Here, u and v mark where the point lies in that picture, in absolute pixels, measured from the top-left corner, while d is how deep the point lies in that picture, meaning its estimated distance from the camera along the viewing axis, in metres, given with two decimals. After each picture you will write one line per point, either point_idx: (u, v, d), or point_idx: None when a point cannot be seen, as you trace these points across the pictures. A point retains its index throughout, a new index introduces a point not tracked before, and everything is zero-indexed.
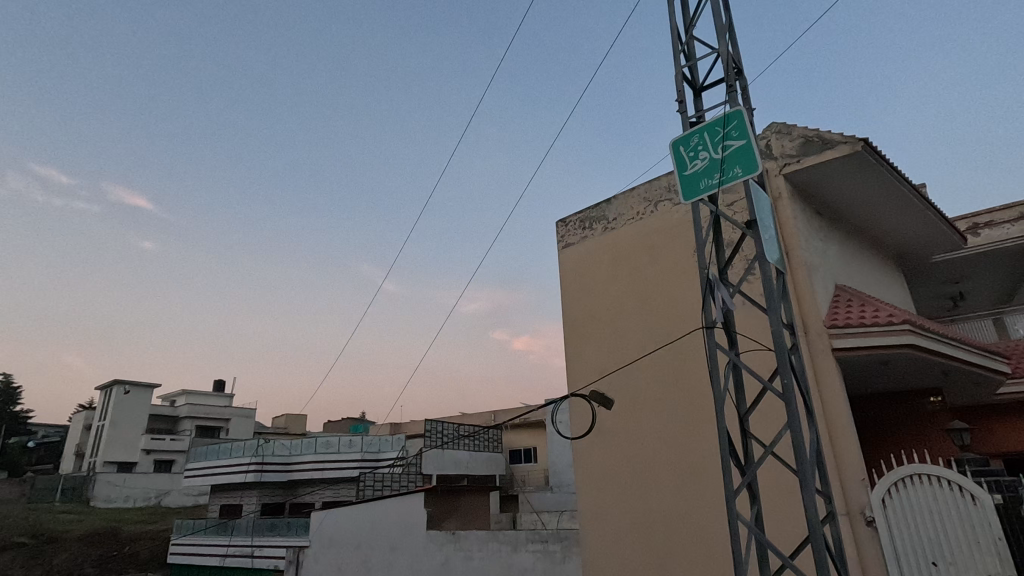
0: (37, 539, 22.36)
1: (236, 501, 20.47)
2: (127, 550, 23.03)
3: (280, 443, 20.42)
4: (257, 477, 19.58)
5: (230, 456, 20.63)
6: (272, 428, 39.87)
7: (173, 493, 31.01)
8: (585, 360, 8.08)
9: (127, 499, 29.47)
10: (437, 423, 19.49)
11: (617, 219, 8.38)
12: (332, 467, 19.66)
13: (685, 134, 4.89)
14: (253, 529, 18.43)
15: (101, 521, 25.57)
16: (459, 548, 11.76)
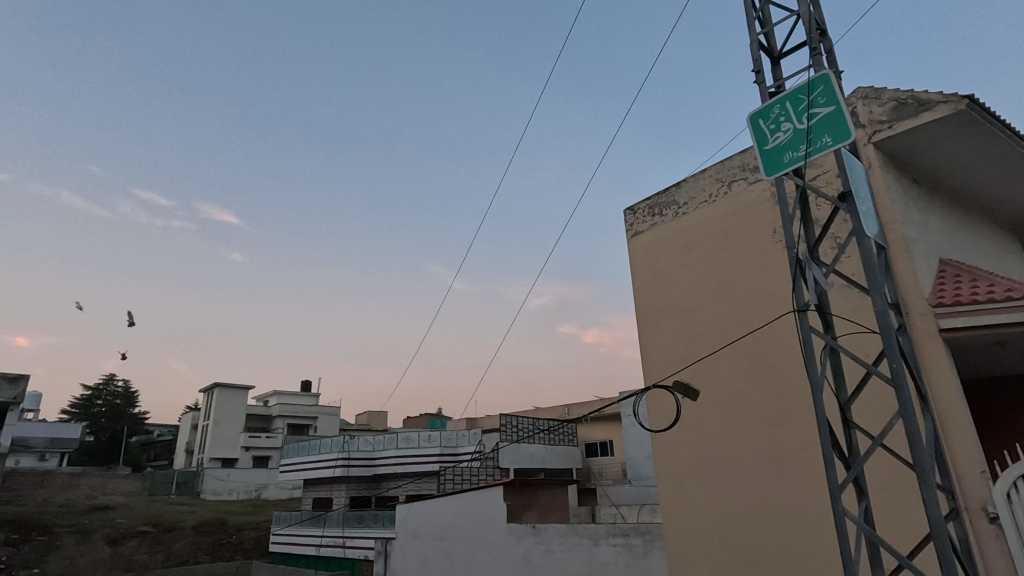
0: (158, 528, 24.54)
1: (327, 494, 21.67)
2: (234, 540, 24.99)
3: (364, 439, 21.35)
4: (344, 472, 20.65)
5: (319, 452, 21.85)
6: (356, 424, 41.86)
7: (271, 487, 33.38)
8: (662, 351, 7.81)
9: (231, 492, 31.98)
10: (512, 417, 19.68)
11: (688, 203, 8.05)
12: (413, 461, 20.30)
13: (763, 106, 4.59)
14: (343, 521, 19.41)
15: (210, 512, 27.88)
16: (539, 541, 11.80)
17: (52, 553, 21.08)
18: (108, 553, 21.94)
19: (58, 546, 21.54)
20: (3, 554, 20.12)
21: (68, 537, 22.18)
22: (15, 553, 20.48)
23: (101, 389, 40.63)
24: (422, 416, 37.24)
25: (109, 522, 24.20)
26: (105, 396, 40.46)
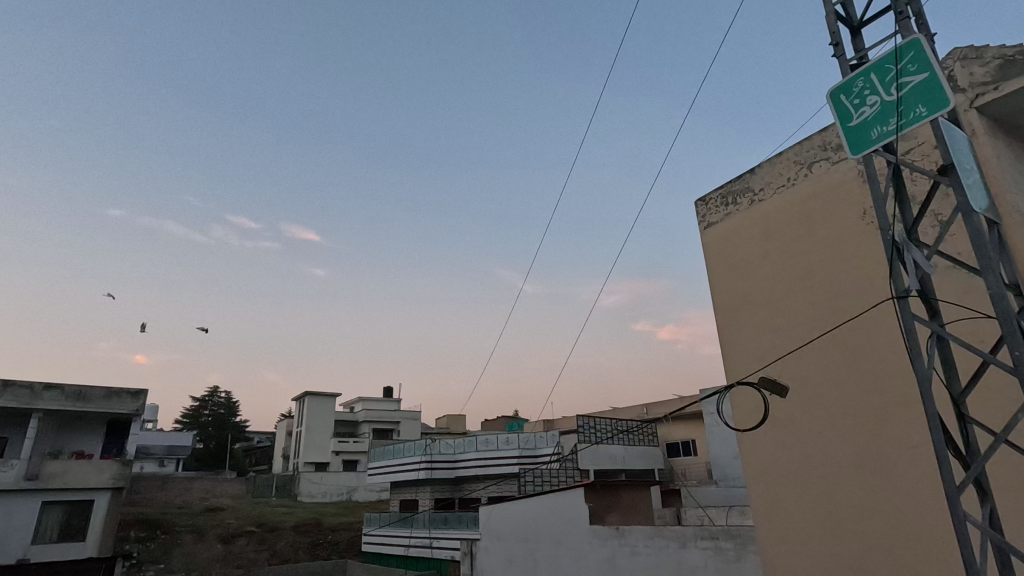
0: (262, 528, 26.38)
1: (413, 496, 22.42)
2: (329, 540, 26.42)
3: (445, 442, 21.90)
4: (428, 474, 21.26)
5: (403, 456, 22.63)
6: (436, 428, 43.06)
7: (360, 489, 35.03)
8: (744, 346, 7.46)
9: (325, 494, 33.84)
10: (589, 418, 19.47)
11: (765, 189, 7.66)
12: (493, 463, 20.58)
13: (845, 81, 4.29)
14: (429, 522, 20.01)
15: (307, 513, 29.65)
16: (624, 544, 11.59)
17: (174, 550, 23.19)
18: (221, 551, 23.85)
19: (179, 543, 23.66)
20: (134, 550, 22.39)
21: (187, 536, 24.31)
22: (144, 549, 22.72)
23: (207, 401, 44.44)
24: (500, 419, 37.69)
25: (220, 522, 26.29)
26: (211, 407, 44.33)
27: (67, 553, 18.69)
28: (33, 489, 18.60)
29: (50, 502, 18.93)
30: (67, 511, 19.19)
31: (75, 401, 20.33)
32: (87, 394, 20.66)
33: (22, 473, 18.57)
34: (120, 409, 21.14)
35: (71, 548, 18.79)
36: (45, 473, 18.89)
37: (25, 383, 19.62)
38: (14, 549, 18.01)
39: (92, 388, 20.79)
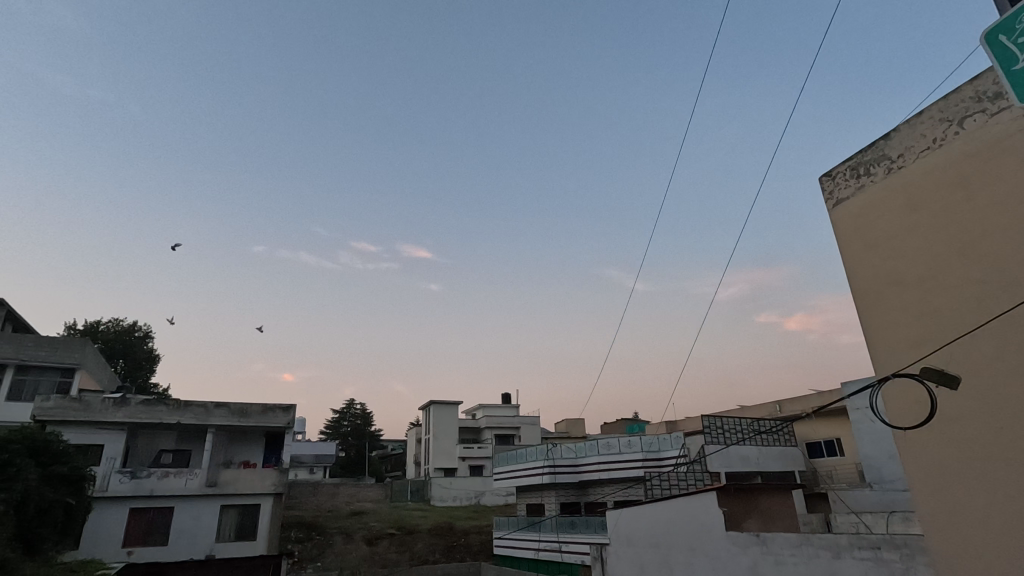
0: (401, 530, 28.12)
1: (539, 501, 22.62)
2: (463, 542, 27.57)
3: (566, 447, 21.88)
4: (552, 479, 21.31)
5: (526, 461, 22.90)
6: (556, 432, 43.34)
7: (488, 494, 36.13)
8: (897, 331, 6.62)
9: (455, 499, 35.34)
10: (716, 419, 18.43)
11: (904, 154, 6.82)
12: (617, 467, 20.18)
13: (1003, 21, 3.71)
14: (557, 526, 20.10)
15: (440, 516, 31.19)
16: (767, 552, 10.79)
17: (328, 550, 25.45)
18: (367, 552, 25.75)
19: (331, 544, 25.93)
20: (295, 549, 24.89)
21: (337, 537, 26.57)
22: (302, 549, 25.18)
23: (345, 413, 48.52)
24: (619, 422, 37.01)
25: (365, 525, 28.41)
26: (349, 418, 48.40)
27: (243, 551, 21.31)
28: (212, 494, 21.41)
29: (226, 506, 21.69)
30: (240, 514, 21.84)
31: (239, 417, 23.13)
32: (248, 410, 23.42)
33: (204, 480, 21.47)
34: (274, 422, 23.71)
35: (245, 546, 21.36)
36: (221, 480, 21.71)
37: (200, 402, 22.72)
38: (202, 546, 20.83)
39: (251, 405, 23.54)
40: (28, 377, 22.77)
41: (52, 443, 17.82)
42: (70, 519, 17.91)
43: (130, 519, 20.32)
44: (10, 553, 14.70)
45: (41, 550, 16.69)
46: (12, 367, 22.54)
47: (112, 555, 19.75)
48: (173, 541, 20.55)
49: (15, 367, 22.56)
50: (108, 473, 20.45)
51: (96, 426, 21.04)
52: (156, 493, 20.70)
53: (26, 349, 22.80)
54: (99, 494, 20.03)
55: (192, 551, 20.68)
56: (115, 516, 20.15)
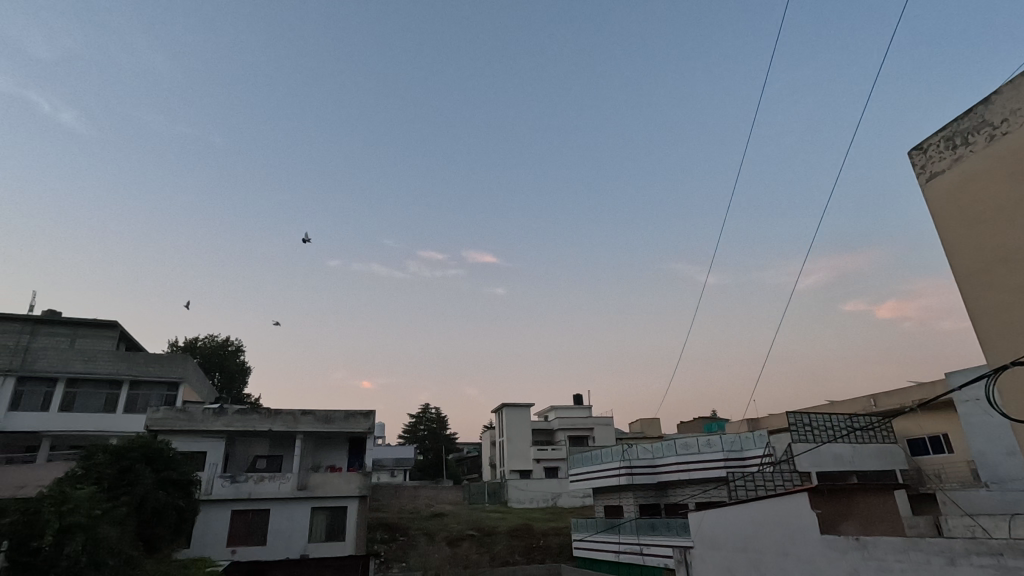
0: (481, 532, 28.55)
1: (617, 502, 22.26)
2: (542, 544, 27.63)
3: (643, 447, 21.40)
4: (629, 480, 20.89)
5: (601, 462, 22.60)
6: (631, 433, 42.56)
7: (564, 496, 36.00)
8: (1008, 314, 6.03)
9: (532, 501, 35.49)
10: (804, 415, 17.42)
11: (1009, 119, 6.21)
12: (697, 467, 19.51)
13: None
14: (638, 528, 19.70)
15: (518, 518, 31.41)
16: (869, 558, 10.06)
17: (412, 551, 26.25)
18: (449, 553, 26.33)
19: (415, 545, 26.75)
20: (381, 549, 25.86)
21: (420, 538, 27.37)
22: (388, 549, 26.12)
23: (422, 417, 50.03)
24: (697, 420, 35.82)
25: (445, 527, 29.08)
26: (425, 422, 49.87)
27: (334, 551, 22.41)
28: (303, 497, 22.67)
29: (317, 508, 22.88)
30: (329, 515, 22.98)
31: (323, 423, 24.36)
32: (332, 416, 24.62)
33: (295, 484, 22.77)
34: (356, 428, 24.77)
35: (335, 546, 22.46)
36: (311, 484, 22.94)
37: (288, 410, 24.14)
38: (297, 546, 22.09)
39: (334, 411, 24.72)
40: (140, 391, 25.10)
41: (163, 451, 19.54)
42: (181, 521, 19.54)
43: (232, 520, 21.89)
44: (134, 551, 16.25)
45: (159, 549, 18.30)
46: (127, 383, 24.91)
47: (219, 553, 21.36)
48: (271, 541, 21.93)
49: (129, 383, 24.94)
50: (211, 478, 22.13)
51: (199, 434, 22.85)
52: (254, 496, 22.19)
53: (137, 366, 25.13)
54: (205, 497, 21.72)
55: (288, 550, 21.98)
56: (220, 517, 21.77)
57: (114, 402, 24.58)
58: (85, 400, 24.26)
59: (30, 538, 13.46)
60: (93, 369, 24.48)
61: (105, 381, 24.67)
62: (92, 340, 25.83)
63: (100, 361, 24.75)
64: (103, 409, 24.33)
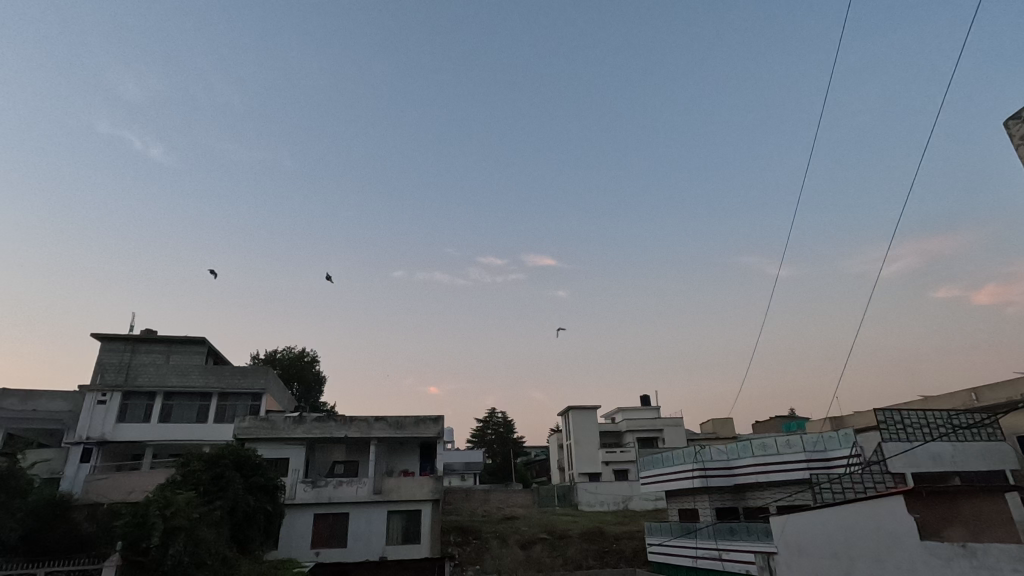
0: (553, 535, 28.47)
1: (692, 506, 21.58)
2: (616, 548, 27.25)
3: (716, 448, 20.64)
4: (704, 483, 20.18)
5: (673, 464, 21.96)
6: (703, 433, 41.25)
7: (636, 498, 35.36)
8: None
9: (603, 504, 35.10)
10: (894, 412, 16.27)
11: None
12: (777, 469, 18.63)
13: None
14: (715, 533, 19.07)
15: (590, 521, 31.12)
16: (977, 566, 9.30)
17: (486, 553, 26.52)
18: (522, 556, 26.44)
19: (488, 547, 27.05)
20: (456, 552, 26.28)
21: (493, 541, 27.64)
22: (462, 552, 26.51)
23: (489, 421, 50.78)
24: (774, 420, 34.25)
25: (517, 530, 29.21)
26: (492, 426, 50.67)
27: (410, 553, 23.06)
28: (380, 501, 23.46)
29: (392, 512, 23.60)
30: (404, 519, 23.65)
31: (396, 429, 25.13)
32: (402, 422, 25.36)
33: (371, 488, 23.60)
34: (426, 432, 25.39)
35: (412, 549, 23.12)
36: (386, 488, 23.69)
37: (362, 417, 25.06)
38: (376, 548, 22.93)
39: (405, 417, 25.46)
40: (228, 402, 26.86)
41: (251, 457, 20.78)
42: (270, 523, 20.71)
43: (315, 523, 22.97)
44: (230, 552, 17.37)
45: (251, 549, 19.48)
46: (216, 395, 26.71)
47: (304, 555, 22.51)
48: (351, 543, 22.86)
49: (217, 395, 26.74)
50: (294, 483, 23.32)
51: (281, 441, 24.14)
52: (334, 500, 23.17)
53: (224, 378, 26.90)
54: (289, 501, 22.91)
55: (368, 552, 22.85)
56: (304, 520, 22.93)
57: (205, 412, 26.44)
58: (181, 412, 26.21)
59: (141, 539, 14.72)
60: (186, 382, 26.44)
61: (197, 393, 26.57)
62: (185, 355, 27.80)
63: (192, 374, 26.67)
64: (196, 420, 26.22)
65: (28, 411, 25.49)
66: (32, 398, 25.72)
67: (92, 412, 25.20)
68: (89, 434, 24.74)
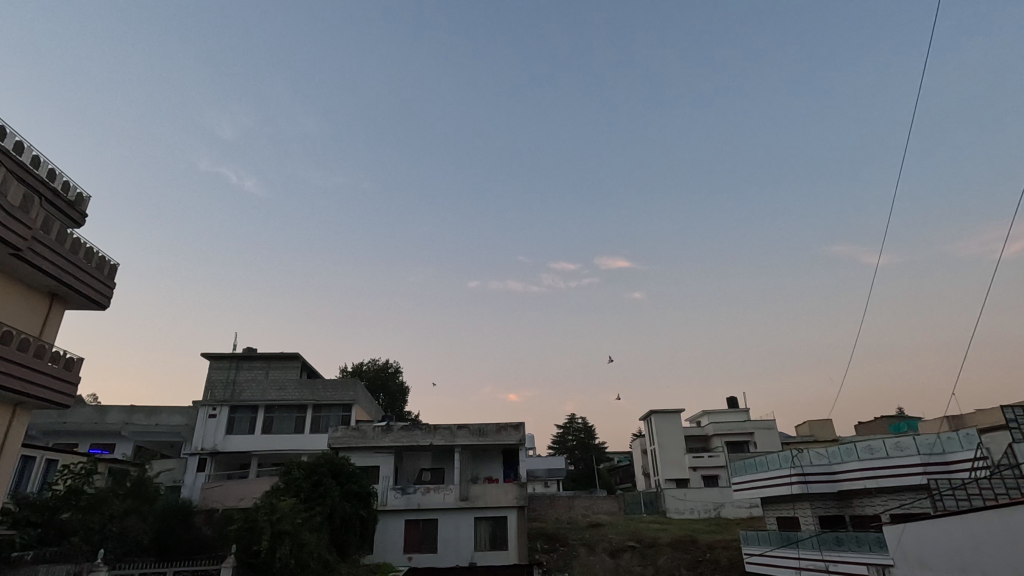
0: (642, 543, 27.75)
1: (791, 514, 20.29)
2: (710, 557, 26.15)
3: (816, 452, 19.31)
4: (804, 489, 18.92)
5: (768, 470, 20.74)
6: (799, 436, 38.79)
7: (728, 506, 33.74)
8: None
9: (693, 511, 33.81)
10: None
11: None
12: (886, 475, 17.17)
13: None
14: (819, 543, 17.83)
15: (680, 530, 30.06)
16: None
17: (574, 561, 26.24)
18: (612, 565, 25.99)
19: (576, 555, 26.79)
20: (544, 559, 26.14)
21: (581, 548, 27.35)
22: (550, 559, 26.35)
23: (569, 426, 50.45)
24: (880, 420, 31.64)
25: (605, 537, 28.73)
26: (573, 432, 50.26)
27: (499, 560, 23.30)
28: (466, 508, 23.88)
29: (479, 518, 23.96)
30: (491, 525, 23.95)
31: (478, 436, 25.52)
32: (485, 430, 25.71)
33: (457, 495, 24.09)
34: (508, 439, 25.63)
35: (500, 555, 23.37)
36: (472, 495, 24.06)
37: (446, 425, 25.66)
38: (465, 554, 23.35)
39: (487, 425, 25.80)
40: (321, 414, 28.44)
41: (345, 465, 21.87)
42: (365, 528, 21.63)
43: (406, 529, 23.75)
44: (331, 556, 18.30)
45: (350, 553, 20.45)
46: (310, 407, 28.37)
47: (397, 559, 23.33)
48: (441, 549, 23.41)
49: (312, 407, 28.40)
50: (386, 490, 24.27)
51: (372, 450, 25.24)
52: (423, 506, 23.87)
53: (317, 391, 28.51)
54: (381, 508, 23.87)
55: (457, 558, 23.34)
56: (395, 526, 23.79)
57: (302, 424, 28.14)
58: (280, 423, 28.06)
59: (251, 542, 15.93)
60: (284, 396, 28.28)
61: (293, 406, 28.33)
62: (282, 370, 29.10)
63: (289, 389, 28.50)
64: (294, 431, 27.96)
65: (151, 425, 28.33)
66: (154, 413, 28.65)
67: (205, 426, 27.55)
68: (203, 445, 27.06)
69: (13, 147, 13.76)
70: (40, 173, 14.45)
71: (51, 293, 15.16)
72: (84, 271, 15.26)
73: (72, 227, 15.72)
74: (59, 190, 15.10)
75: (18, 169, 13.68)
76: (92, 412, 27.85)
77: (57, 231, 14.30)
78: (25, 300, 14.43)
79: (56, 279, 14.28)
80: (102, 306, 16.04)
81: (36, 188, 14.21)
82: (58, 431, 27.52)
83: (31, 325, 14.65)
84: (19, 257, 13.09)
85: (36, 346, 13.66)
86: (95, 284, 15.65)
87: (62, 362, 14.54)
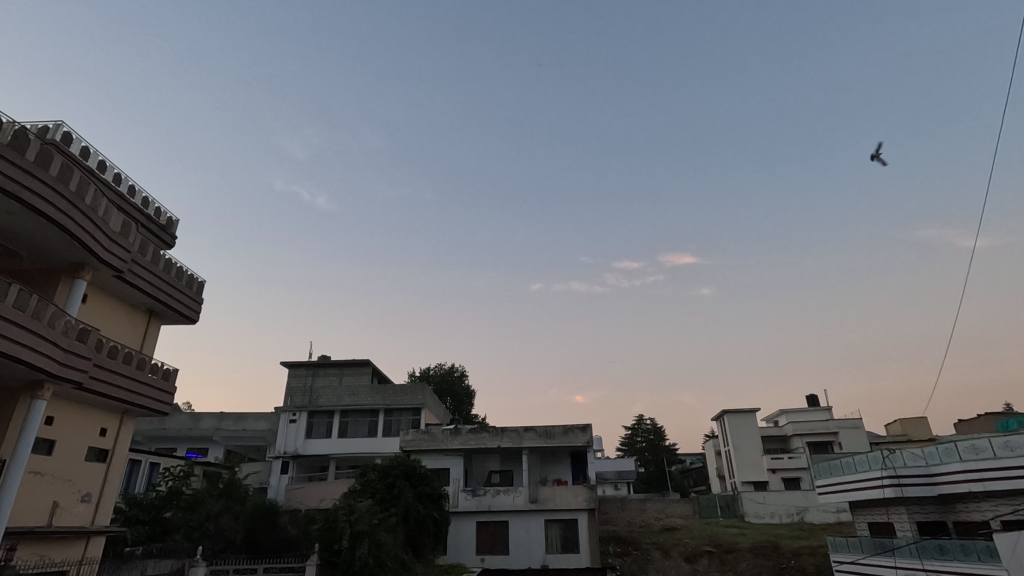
0: (720, 548, 26.70)
1: (885, 519, 18.90)
2: (795, 564, 24.83)
3: (910, 452, 17.93)
4: (898, 493, 17.60)
5: (857, 471, 19.42)
6: (889, 436, 36.21)
7: (812, 510, 31.91)
8: None
9: (773, 515, 32.23)
10: None
11: None
12: (992, 478, 15.69)
13: None
14: (918, 551, 16.51)
15: (762, 535, 28.71)
16: None
17: (649, 566, 25.67)
18: (688, 569, 25.26)
19: (651, 559, 26.16)
20: (616, 563, 25.70)
21: (655, 552, 26.71)
22: (624, 563, 25.87)
23: (637, 428, 49.64)
24: (984, 418, 28.96)
25: (680, 541, 27.90)
26: (642, 433, 49.40)
27: (571, 563, 23.16)
28: (537, 510, 23.88)
29: (550, 521, 23.92)
30: (562, 527, 23.84)
31: (546, 438, 25.50)
32: (551, 432, 25.63)
33: (527, 497, 24.15)
34: (575, 441, 25.45)
35: (572, 558, 23.24)
36: (542, 497, 24.02)
37: (513, 428, 25.77)
38: (537, 556, 23.40)
39: (554, 427, 25.74)
40: (392, 418, 29.37)
41: (417, 468, 22.44)
42: (439, 529, 22.09)
43: (478, 531, 24.05)
44: (407, 556, 18.75)
45: (424, 554, 20.94)
46: (382, 411, 29.39)
47: (471, 561, 23.69)
48: (514, 551, 23.58)
49: (383, 411, 29.40)
50: (457, 492, 24.70)
51: (442, 452, 25.76)
52: (494, 508, 24.09)
53: (388, 396, 29.49)
54: (453, 509, 24.31)
55: (530, 560, 23.39)
56: (468, 527, 24.16)
57: (375, 427, 29.19)
58: (354, 427, 29.23)
59: (333, 541, 16.72)
60: (358, 401, 29.45)
61: (366, 410, 29.44)
62: (354, 376, 30.29)
63: (362, 394, 29.64)
64: (367, 435, 29.03)
65: (239, 430, 30.01)
66: (241, 419, 30.34)
67: (287, 430, 29.12)
68: (286, 449, 28.62)
69: (113, 179, 15.19)
70: (136, 201, 15.81)
71: (149, 311, 16.56)
72: (176, 289, 16.52)
73: (164, 248, 17.06)
74: (152, 215, 16.44)
75: (117, 198, 15.05)
76: (187, 419, 30.17)
77: (152, 253, 15.58)
78: (128, 316, 15.82)
79: (152, 297, 15.57)
80: (192, 321, 17.30)
81: (133, 215, 15.56)
82: (159, 437, 30.02)
83: (133, 339, 16.05)
84: (122, 279, 14.36)
85: (139, 359, 14.91)
86: (185, 299, 16.94)
87: (161, 372, 15.81)
